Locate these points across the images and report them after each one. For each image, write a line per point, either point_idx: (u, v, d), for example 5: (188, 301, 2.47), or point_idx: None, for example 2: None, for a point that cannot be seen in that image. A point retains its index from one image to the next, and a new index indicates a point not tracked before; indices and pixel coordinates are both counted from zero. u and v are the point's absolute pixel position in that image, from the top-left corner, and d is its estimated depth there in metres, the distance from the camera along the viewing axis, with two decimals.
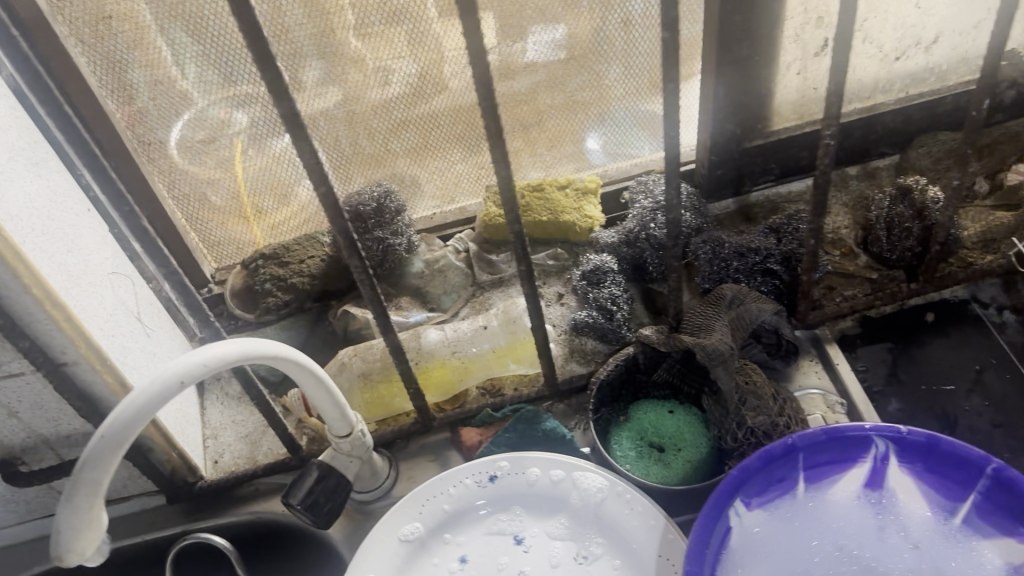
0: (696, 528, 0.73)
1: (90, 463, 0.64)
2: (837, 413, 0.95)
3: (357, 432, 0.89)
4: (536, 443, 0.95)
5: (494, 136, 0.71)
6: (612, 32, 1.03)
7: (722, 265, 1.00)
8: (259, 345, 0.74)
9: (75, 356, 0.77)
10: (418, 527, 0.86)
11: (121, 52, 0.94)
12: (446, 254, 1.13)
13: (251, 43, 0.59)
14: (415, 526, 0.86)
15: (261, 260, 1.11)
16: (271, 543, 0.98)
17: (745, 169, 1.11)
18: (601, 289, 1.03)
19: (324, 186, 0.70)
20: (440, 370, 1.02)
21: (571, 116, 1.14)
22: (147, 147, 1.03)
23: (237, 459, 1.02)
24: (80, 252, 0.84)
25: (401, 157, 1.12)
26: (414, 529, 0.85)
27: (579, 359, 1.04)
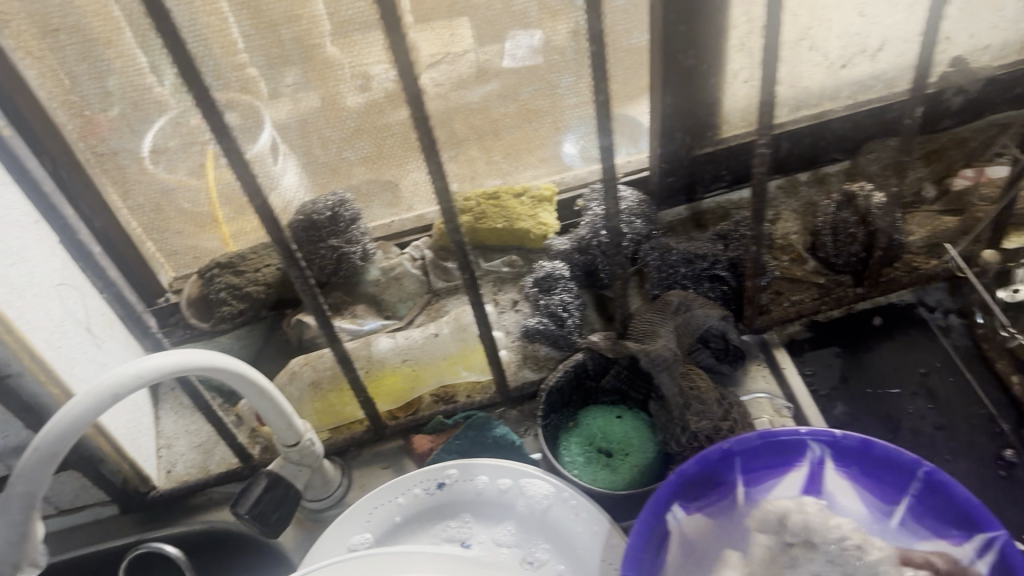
0: (634, 532, 0.74)
1: (23, 476, 0.65)
2: (783, 417, 0.96)
3: (306, 441, 0.89)
4: (487, 449, 0.96)
5: (428, 148, 0.72)
6: (562, 41, 1.03)
7: (669, 271, 1.02)
8: (199, 357, 0.75)
9: (18, 368, 0.78)
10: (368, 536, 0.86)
11: (71, 65, 0.94)
12: (402, 262, 1.14)
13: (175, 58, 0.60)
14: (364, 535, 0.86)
15: (217, 268, 1.11)
16: (223, 554, 0.99)
17: (695, 176, 1.13)
18: (553, 296, 1.04)
19: (260, 199, 0.70)
20: (391, 378, 1.02)
21: (525, 124, 1.15)
22: (100, 157, 1.03)
23: (190, 468, 1.03)
24: (26, 264, 0.84)
25: (356, 166, 1.12)
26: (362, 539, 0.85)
27: (532, 365, 1.04)
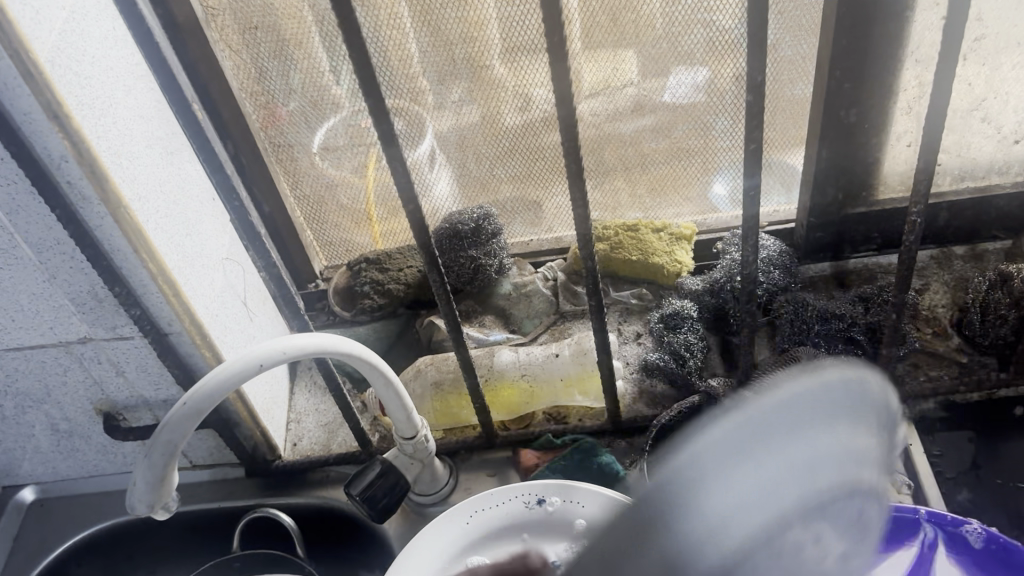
0: None
1: (169, 429, 0.71)
2: (902, 495, 0.93)
3: (421, 436, 0.95)
4: (591, 476, 0.96)
5: (575, 175, 0.74)
6: (723, 84, 1.05)
7: (802, 327, 1.00)
8: (334, 343, 0.80)
9: (178, 329, 0.87)
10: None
11: (262, 60, 1.02)
12: (535, 280, 1.18)
13: (360, 72, 0.66)
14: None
15: (364, 263, 1.21)
16: (332, 531, 1.06)
17: (845, 235, 1.11)
18: (678, 335, 1.02)
19: (412, 204, 0.77)
20: (509, 391, 1.06)
21: (675, 162, 1.16)
22: (277, 148, 1.11)
23: (314, 445, 1.09)
24: (201, 235, 0.92)
25: (506, 183, 1.18)
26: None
27: (647, 400, 1.04)
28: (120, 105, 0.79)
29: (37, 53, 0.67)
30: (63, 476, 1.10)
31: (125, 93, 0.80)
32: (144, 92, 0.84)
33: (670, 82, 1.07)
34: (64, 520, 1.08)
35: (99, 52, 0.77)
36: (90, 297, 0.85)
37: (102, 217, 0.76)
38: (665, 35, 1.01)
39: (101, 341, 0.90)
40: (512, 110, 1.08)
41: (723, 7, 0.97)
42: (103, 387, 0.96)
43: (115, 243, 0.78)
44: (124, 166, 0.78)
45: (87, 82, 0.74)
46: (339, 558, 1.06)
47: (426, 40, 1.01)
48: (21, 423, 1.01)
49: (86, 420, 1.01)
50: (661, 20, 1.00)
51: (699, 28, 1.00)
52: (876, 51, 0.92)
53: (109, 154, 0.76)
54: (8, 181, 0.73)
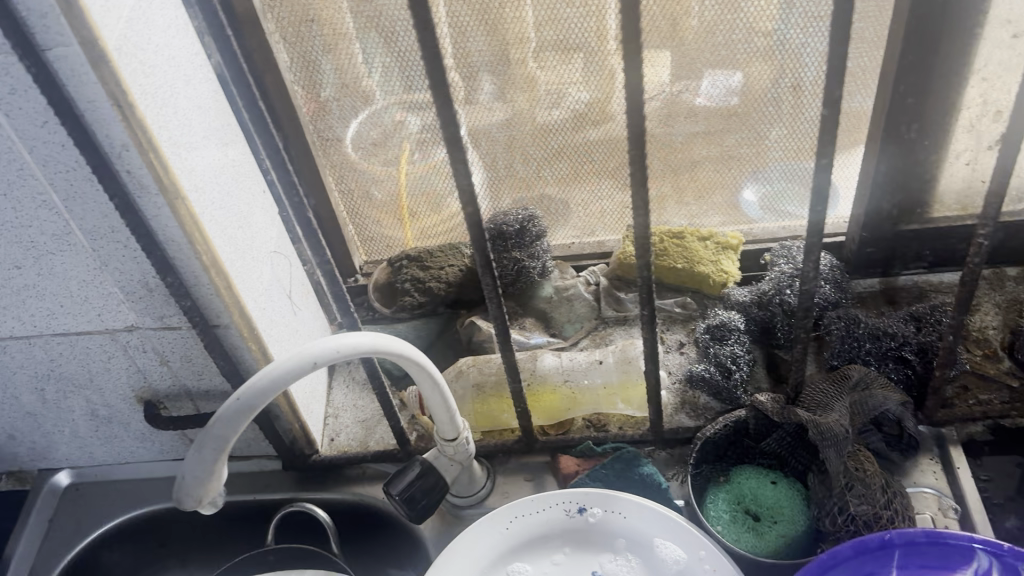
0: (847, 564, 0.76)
1: (221, 424, 0.71)
2: (948, 519, 0.92)
3: (463, 438, 0.94)
4: (631, 486, 0.95)
5: (638, 184, 0.73)
6: (779, 95, 1.05)
7: (853, 344, 0.98)
8: (383, 343, 0.79)
9: (227, 321, 0.86)
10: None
11: (316, 53, 1.01)
12: (577, 284, 1.17)
13: (430, 71, 0.65)
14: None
15: (405, 260, 1.20)
16: (366, 528, 1.05)
17: (896, 252, 1.09)
18: (724, 346, 1.01)
19: (471, 207, 0.76)
20: (551, 396, 1.06)
21: (725, 170, 1.15)
22: (324, 142, 1.10)
23: (351, 441, 1.09)
24: (250, 229, 0.92)
25: (551, 185, 1.17)
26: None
27: (689, 412, 1.02)
28: (180, 95, 0.79)
29: (106, 40, 0.67)
30: (98, 461, 1.10)
31: (185, 82, 0.80)
32: (203, 82, 0.84)
33: (702, 81, 1.05)
34: (97, 505, 1.08)
35: (162, 41, 0.76)
36: (140, 287, 0.85)
37: (159, 207, 0.76)
38: (724, 42, 1.00)
39: (148, 330, 0.90)
40: (563, 110, 1.07)
41: (785, 15, 0.96)
42: (146, 375, 0.96)
43: (170, 233, 0.78)
44: (183, 156, 0.78)
45: (151, 71, 0.74)
46: (371, 555, 1.06)
47: (483, 39, 0.99)
48: (61, 407, 1.01)
49: (126, 407, 1.01)
50: (721, 26, 0.98)
51: (758, 37, 0.99)
52: (941, 67, 0.90)
53: (170, 143, 0.76)
54: (67, 168, 0.74)
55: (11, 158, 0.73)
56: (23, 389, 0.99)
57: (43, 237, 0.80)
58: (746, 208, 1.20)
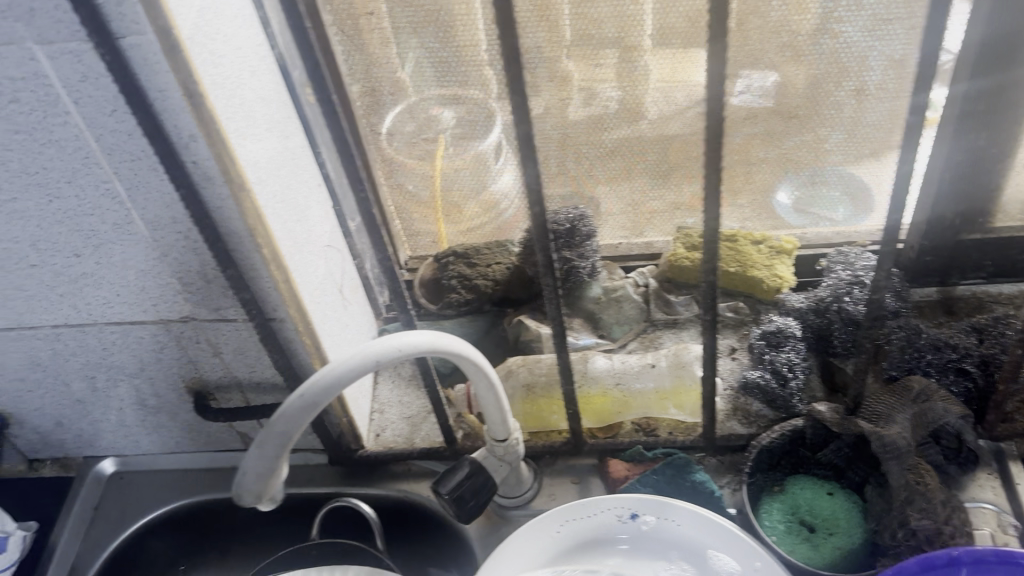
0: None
1: (284, 420, 0.70)
2: (1008, 536, 0.90)
3: (514, 439, 0.93)
4: (683, 493, 0.94)
5: (712, 187, 0.71)
6: (842, 97, 1.03)
7: (914, 355, 0.98)
8: (441, 341, 0.79)
9: (284, 314, 0.86)
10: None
11: (374, 46, 1.00)
12: (625, 286, 1.16)
13: (509, 67, 0.64)
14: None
15: (452, 257, 1.19)
16: (411, 522, 1.05)
17: (954, 261, 1.07)
18: (780, 353, 0.99)
19: (538, 206, 0.75)
20: (601, 399, 1.04)
21: (781, 172, 1.13)
22: (376, 136, 1.09)
23: (397, 437, 1.08)
24: (306, 222, 0.91)
25: (602, 184, 1.15)
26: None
27: (740, 419, 1.01)
28: (246, 86, 0.78)
29: (179, 29, 0.66)
30: (143, 450, 1.10)
31: (250, 74, 0.79)
32: (266, 74, 0.83)
33: (743, 83, 1.03)
34: (143, 495, 1.08)
35: (230, 30, 0.76)
36: (198, 278, 0.84)
37: (224, 198, 0.75)
38: (790, 42, 0.97)
39: (202, 321, 0.89)
40: (620, 108, 1.06)
41: (853, 18, 0.94)
42: (197, 365, 0.96)
43: (233, 224, 0.77)
44: (248, 147, 0.77)
45: (220, 61, 0.73)
46: (414, 554, 1.05)
47: (544, 34, 0.97)
48: (110, 395, 1.01)
49: (176, 397, 1.01)
50: (788, 27, 0.96)
51: (825, 38, 0.97)
52: (1017, 73, 0.88)
53: (236, 134, 0.75)
54: (133, 157, 0.73)
55: (78, 145, 0.73)
56: (74, 376, 0.98)
57: (104, 225, 0.80)
58: (781, 212, 1.19)
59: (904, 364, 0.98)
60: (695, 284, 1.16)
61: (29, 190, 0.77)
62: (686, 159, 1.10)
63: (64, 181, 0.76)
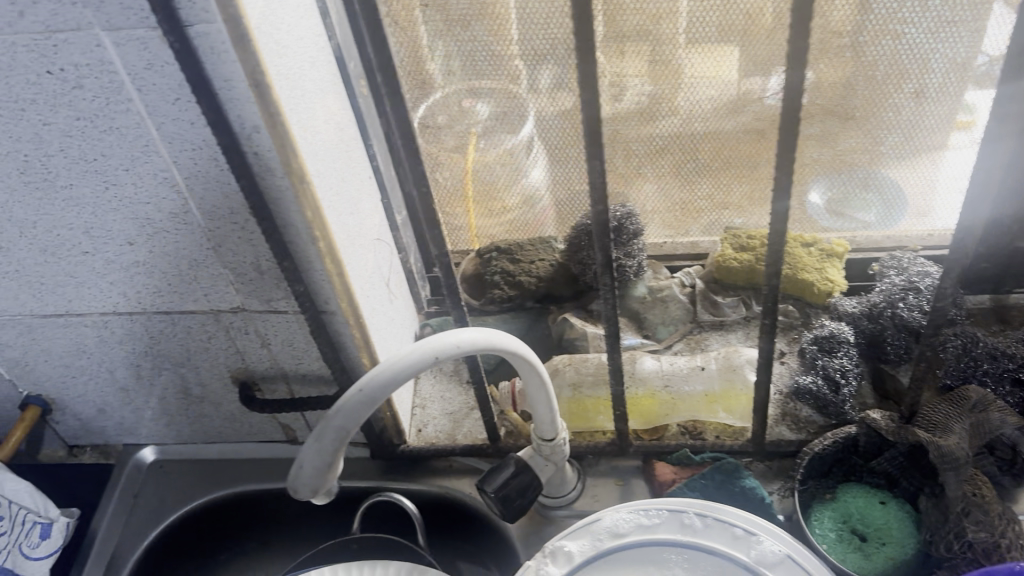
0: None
1: (342, 415, 0.69)
2: None
3: (560, 439, 0.92)
4: (732, 497, 0.93)
5: (781, 189, 0.70)
6: (901, 100, 1.01)
7: (970, 363, 0.96)
8: (498, 338, 0.77)
9: (336, 308, 0.85)
10: (680, 550, 0.75)
11: (427, 38, 0.98)
12: (671, 286, 1.14)
13: (582, 64, 0.63)
14: (676, 551, 0.75)
15: (495, 252, 1.20)
16: (453, 518, 1.04)
17: (1010, 270, 1.05)
18: (832, 359, 0.98)
19: (601, 205, 0.73)
20: (648, 400, 1.03)
21: (833, 173, 1.11)
22: (424, 129, 1.08)
23: (438, 433, 1.07)
24: (358, 215, 0.91)
25: (650, 182, 1.14)
26: (675, 557, 0.75)
27: (790, 424, 0.99)
28: (307, 78, 0.77)
29: (248, 18, 0.65)
30: (184, 439, 1.10)
31: (311, 65, 0.78)
32: (325, 64, 0.82)
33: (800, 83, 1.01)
34: (184, 483, 1.08)
35: (292, 20, 0.75)
36: (252, 269, 0.84)
37: (284, 189, 0.74)
38: (850, 43, 0.96)
39: (253, 313, 0.89)
40: (672, 107, 1.04)
41: (918, 19, 0.92)
42: (244, 356, 0.95)
43: (291, 216, 0.77)
44: (308, 139, 0.76)
45: (283, 52, 0.72)
46: (455, 550, 1.04)
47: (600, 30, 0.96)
48: (155, 384, 1.01)
49: (221, 388, 1.00)
50: (850, 27, 0.94)
51: (887, 39, 0.95)
52: None
53: (298, 126, 0.74)
54: (194, 146, 0.73)
55: (139, 133, 0.72)
56: (119, 364, 0.98)
57: (160, 214, 0.79)
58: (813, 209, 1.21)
59: (963, 376, 0.95)
60: (746, 284, 1.13)
61: (86, 177, 0.76)
62: (737, 159, 1.09)
63: (122, 169, 0.75)
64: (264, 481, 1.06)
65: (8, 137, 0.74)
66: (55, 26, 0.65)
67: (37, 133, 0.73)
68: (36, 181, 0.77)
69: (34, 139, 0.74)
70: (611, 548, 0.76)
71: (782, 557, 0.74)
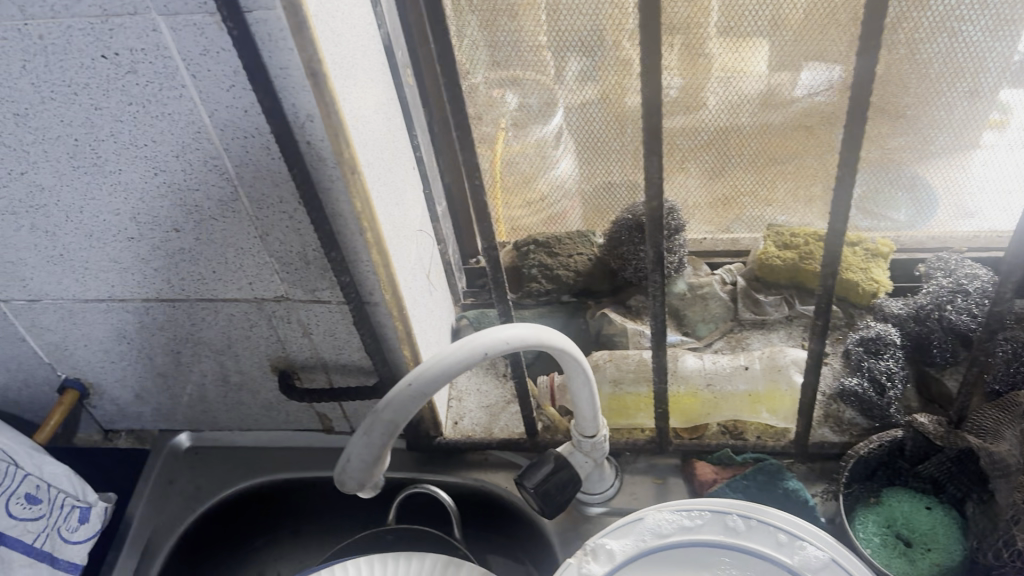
0: None
1: (391, 408, 0.69)
2: None
3: (601, 437, 0.91)
4: (774, 500, 0.91)
5: (843, 188, 0.69)
6: (953, 99, 0.99)
7: (1020, 369, 0.94)
8: (546, 334, 0.76)
9: (380, 299, 0.85)
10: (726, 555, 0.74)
11: (474, 28, 0.97)
12: (712, 283, 1.13)
13: (646, 58, 0.61)
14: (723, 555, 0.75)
15: (533, 245, 1.19)
16: (488, 512, 1.04)
17: None
18: (878, 361, 0.97)
19: (656, 202, 0.72)
20: (690, 399, 1.03)
21: (880, 172, 1.09)
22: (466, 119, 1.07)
23: (475, 426, 1.07)
24: (403, 206, 0.90)
25: (693, 176, 1.13)
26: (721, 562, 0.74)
27: (833, 426, 0.99)
28: (359, 66, 0.76)
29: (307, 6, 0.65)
30: (221, 426, 1.10)
31: (363, 54, 0.77)
32: (375, 54, 0.81)
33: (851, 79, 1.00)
34: (220, 470, 1.08)
35: (347, 8, 0.74)
36: (298, 259, 0.83)
37: (334, 179, 0.74)
38: (903, 39, 0.94)
39: (296, 302, 0.88)
40: (719, 101, 1.02)
41: (976, 16, 0.90)
42: (284, 345, 0.95)
43: (340, 207, 0.76)
44: (359, 128, 0.76)
45: (338, 40, 0.71)
46: (490, 544, 1.04)
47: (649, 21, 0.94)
48: (194, 370, 1.01)
49: (260, 376, 1.00)
50: (905, 23, 0.93)
51: (942, 36, 0.93)
52: None
53: (351, 115, 0.73)
54: (246, 134, 0.72)
55: (191, 119, 0.72)
56: (159, 350, 0.98)
57: (208, 202, 0.79)
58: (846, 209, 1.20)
59: (1011, 379, 0.94)
60: (787, 283, 1.12)
61: (135, 162, 0.76)
62: (783, 155, 1.07)
63: (172, 155, 0.75)
64: (299, 470, 1.06)
65: (60, 121, 0.73)
66: (112, 10, 0.64)
67: (89, 118, 0.73)
68: (85, 166, 0.77)
69: (85, 124, 0.73)
70: (657, 548, 0.75)
71: (825, 562, 0.72)
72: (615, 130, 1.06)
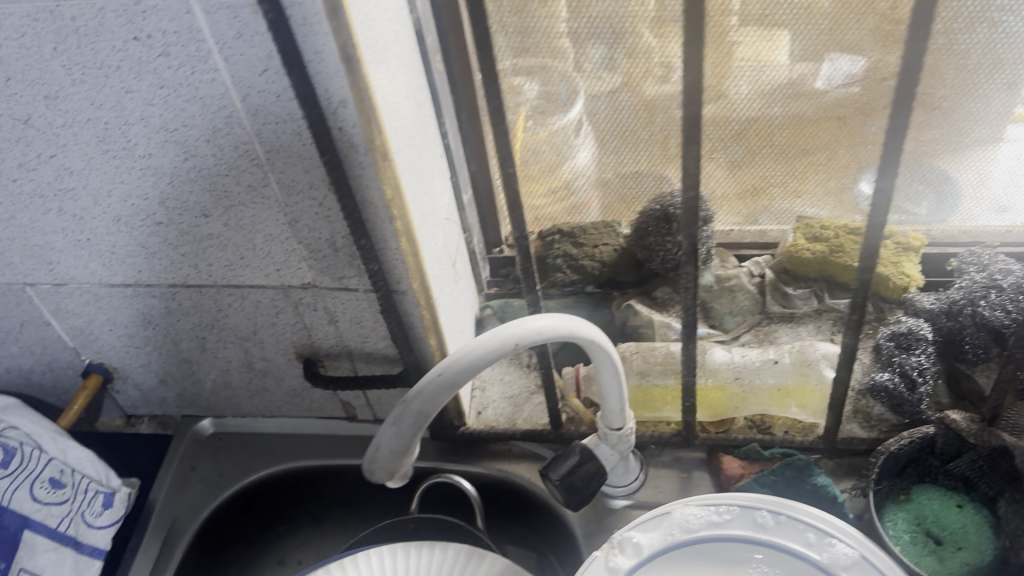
0: None
1: (421, 399, 0.68)
2: None
3: (627, 430, 0.90)
4: (803, 495, 0.91)
5: (884, 179, 0.67)
6: (992, 91, 0.97)
7: None
8: (576, 324, 0.75)
9: (408, 288, 0.84)
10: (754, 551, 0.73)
11: (502, 14, 0.95)
12: (739, 276, 1.14)
13: (689, 44, 0.60)
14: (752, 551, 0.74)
15: (557, 235, 1.19)
16: (511, 503, 1.03)
17: None
18: (910, 356, 0.95)
19: (692, 191, 0.71)
20: (717, 392, 1.02)
21: (913, 165, 1.07)
22: None
23: (499, 416, 1.06)
24: (432, 193, 0.89)
25: (721, 166, 1.09)
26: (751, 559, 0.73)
27: (862, 421, 0.98)
28: (392, 51, 0.75)
29: None
30: (244, 412, 1.10)
31: (395, 38, 0.76)
32: (407, 39, 0.80)
33: None
34: (243, 457, 1.08)
35: None
36: (326, 246, 0.82)
37: (365, 166, 0.73)
38: (942, 29, 0.92)
39: (323, 290, 0.88)
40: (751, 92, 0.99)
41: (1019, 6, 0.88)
42: (310, 332, 0.94)
43: (370, 195, 0.75)
44: (391, 114, 0.75)
45: (371, 24, 0.70)
46: (512, 535, 1.03)
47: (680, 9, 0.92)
48: (218, 356, 1.00)
49: (284, 363, 1.00)
50: (945, 12, 0.90)
51: (983, 26, 0.90)
52: None
53: (383, 101, 0.73)
54: (277, 119, 0.71)
55: (222, 104, 0.71)
56: (184, 336, 0.98)
57: (237, 187, 0.78)
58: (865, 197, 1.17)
59: None
60: (814, 275, 1.15)
61: (165, 147, 0.75)
62: (814, 147, 1.04)
63: (202, 140, 0.74)
64: (322, 457, 1.06)
65: (90, 104, 0.73)
66: None
67: (119, 101, 0.72)
68: (114, 149, 0.76)
69: (116, 107, 0.72)
70: (684, 543, 0.74)
71: (856, 559, 0.71)
72: (641, 120, 1.03)
